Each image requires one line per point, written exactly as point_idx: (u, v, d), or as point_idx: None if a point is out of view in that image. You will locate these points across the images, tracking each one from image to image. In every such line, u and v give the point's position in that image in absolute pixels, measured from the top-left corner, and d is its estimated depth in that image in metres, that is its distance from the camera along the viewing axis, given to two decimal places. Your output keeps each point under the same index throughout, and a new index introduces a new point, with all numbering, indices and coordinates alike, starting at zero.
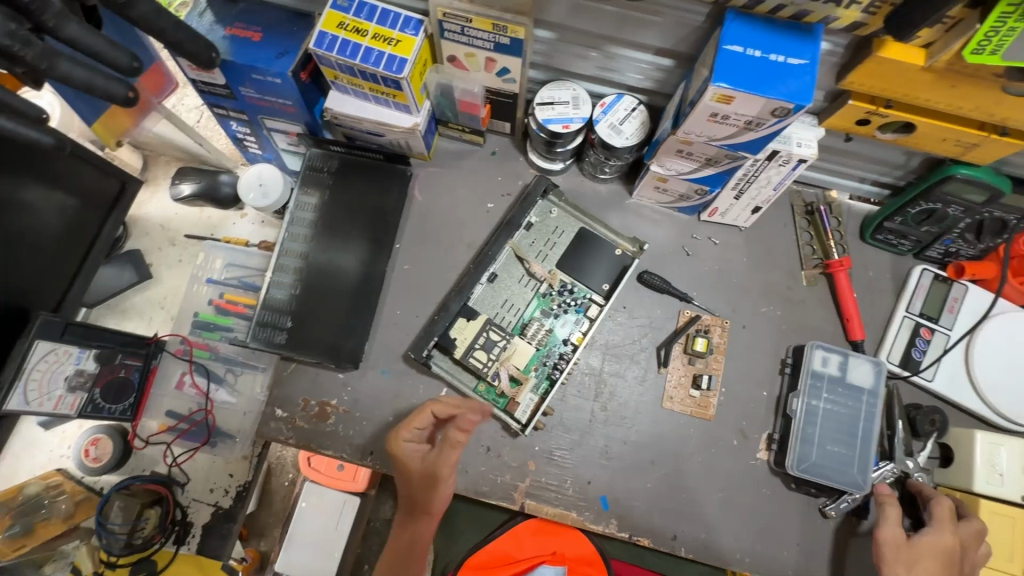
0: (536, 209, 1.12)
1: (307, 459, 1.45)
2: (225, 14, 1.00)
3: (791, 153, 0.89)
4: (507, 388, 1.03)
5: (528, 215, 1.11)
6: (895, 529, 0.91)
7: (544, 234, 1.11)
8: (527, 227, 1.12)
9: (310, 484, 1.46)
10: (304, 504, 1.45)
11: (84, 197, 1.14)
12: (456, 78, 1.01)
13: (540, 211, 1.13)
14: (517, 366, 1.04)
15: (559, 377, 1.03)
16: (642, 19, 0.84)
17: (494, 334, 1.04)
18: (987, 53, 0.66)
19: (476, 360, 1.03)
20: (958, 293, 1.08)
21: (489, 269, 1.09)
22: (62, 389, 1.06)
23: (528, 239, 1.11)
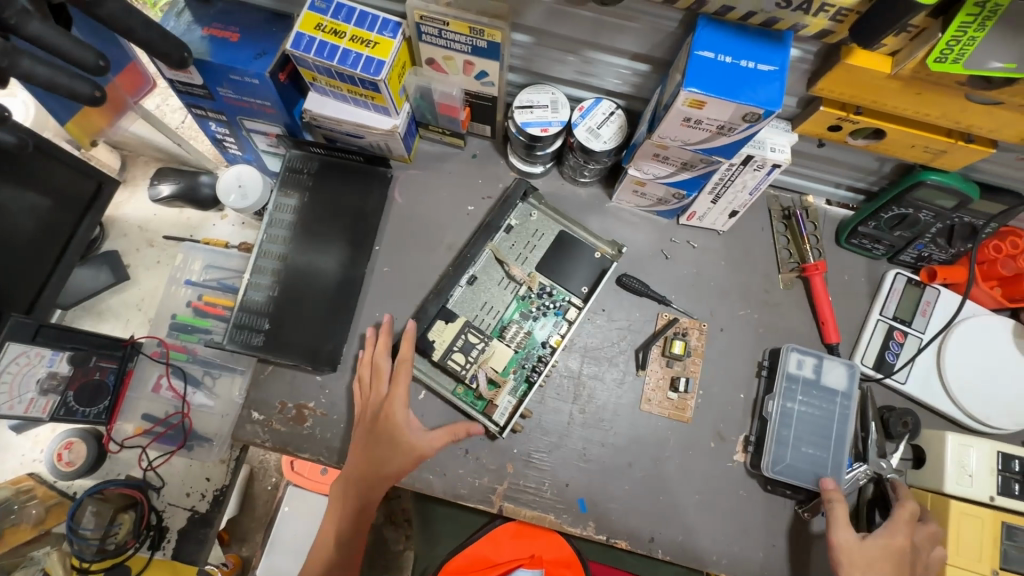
0: (516, 212, 1.13)
1: (290, 463, 1.44)
2: (203, 14, 0.99)
3: (766, 158, 0.90)
4: (485, 390, 1.02)
5: (508, 218, 1.11)
6: (847, 533, 0.93)
7: (523, 236, 1.12)
8: (507, 229, 1.12)
9: (293, 488, 1.46)
10: (287, 508, 1.44)
11: (58, 196, 1.12)
12: (435, 80, 1.01)
13: (521, 213, 1.13)
14: (496, 368, 1.04)
15: (538, 379, 1.03)
16: (617, 24, 0.85)
17: (472, 336, 1.05)
18: (950, 62, 0.67)
19: (454, 362, 1.03)
20: (930, 297, 1.10)
21: (468, 271, 1.09)
22: (34, 392, 1.06)
23: (507, 241, 1.11)
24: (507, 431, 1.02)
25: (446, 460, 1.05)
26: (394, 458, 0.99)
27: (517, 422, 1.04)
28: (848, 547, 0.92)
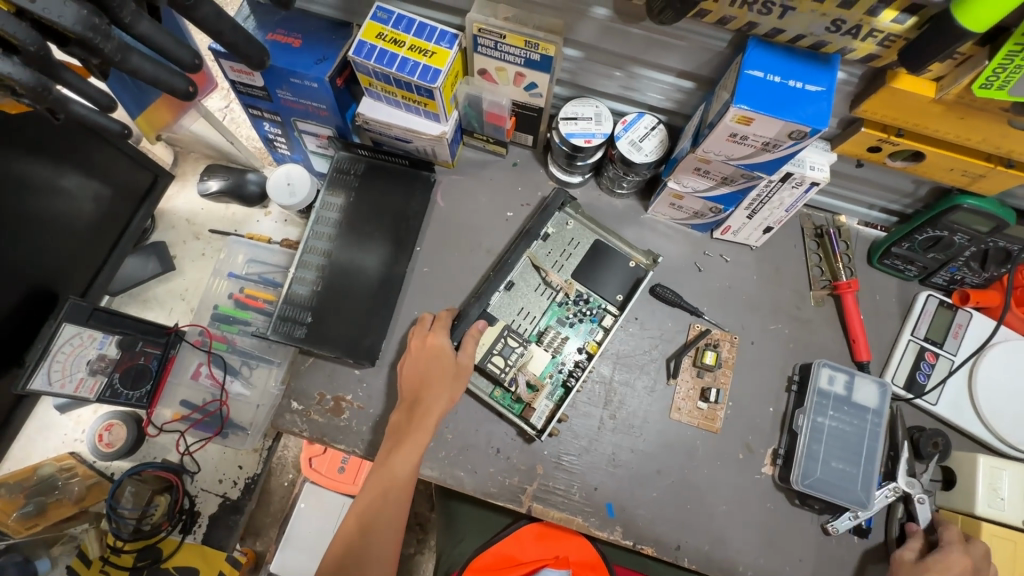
0: (553, 220, 1.16)
1: (309, 459, 1.48)
2: (269, 20, 1.05)
3: (805, 176, 0.92)
4: (525, 395, 1.05)
5: (545, 226, 1.14)
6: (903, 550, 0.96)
7: (560, 244, 1.15)
8: (544, 237, 1.14)
9: (310, 484, 1.48)
10: (303, 505, 1.46)
11: (117, 187, 1.17)
12: (485, 90, 1.06)
13: (557, 223, 1.16)
14: (533, 372, 1.06)
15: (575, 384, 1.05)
16: (667, 43, 0.89)
17: (511, 340, 1.07)
18: (995, 88, 0.70)
19: (493, 366, 1.05)
20: (962, 319, 1.11)
21: (509, 276, 1.11)
22: (83, 372, 1.09)
23: (545, 249, 1.14)
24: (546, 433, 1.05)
25: (477, 458, 1.07)
26: (442, 381, 1.01)
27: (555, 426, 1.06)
28: (906, 564, 0.94)
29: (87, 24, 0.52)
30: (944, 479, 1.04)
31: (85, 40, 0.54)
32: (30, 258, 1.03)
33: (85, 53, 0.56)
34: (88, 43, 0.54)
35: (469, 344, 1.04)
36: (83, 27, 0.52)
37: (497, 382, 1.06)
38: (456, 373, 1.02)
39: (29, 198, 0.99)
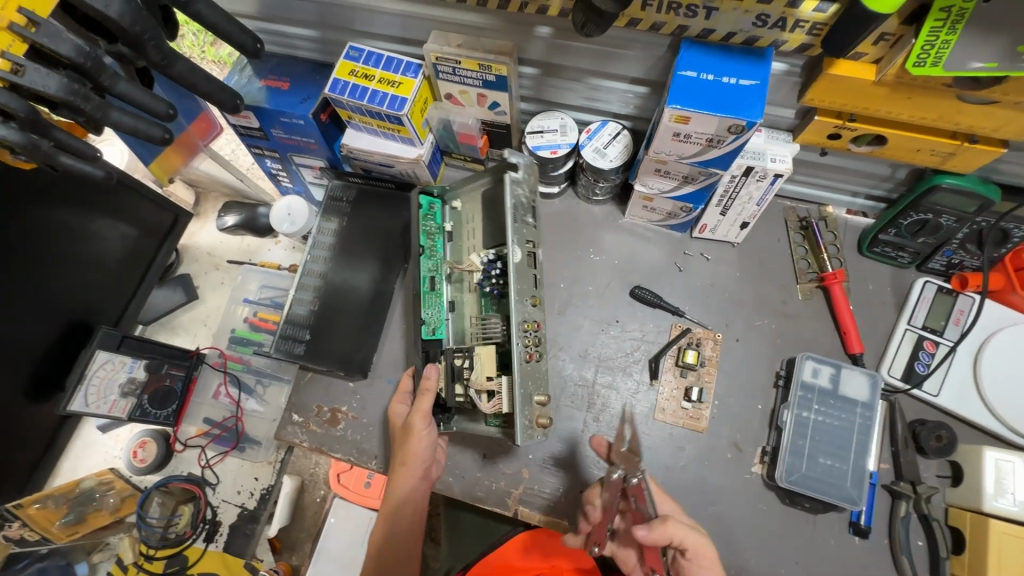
0: (452, 214, 1.14)
1: (338, 474, 1.47)
2: (261, 67, 1.16)
3: (766, 169, 0.93)
4: (492, 409, 0.93)
5: (442, 225, 1.13)
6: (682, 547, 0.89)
7: (467, 231, 1.11)
8: (451, 235, 1.13)
9: (339, 500, 1.46)
10: (332, 519, 1.44)
11: (142, 227, 1.31)
12: (453, 112, 1.13)
13: (456, 215, 1.14)
14: (488, 371, 0.96)
15: (517, 369, 0.88)
16: (613, 53, 0.92)
17: (457, 360, 1.01)
18: (928, 65, 0.69)
19: (451, 392, 1.00)
20: (964, 305, 1.05)
21: (444, 296, 1.10)
22: (116, 394, 1.21)
23: (458, 246, 1.12)
24: (541, 430, 0.89)
25: (464, 464, 1.11)
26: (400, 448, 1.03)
27: (547, 405, 0.92)
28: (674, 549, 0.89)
29: (67, 90, 0.62)
30: (952, 475, 0.99)
31: (67, 103, 0.63)
32: (65, 295, 1.17)
33: (71, 114, 0.66)
34: (71, 105, 0.64)
35: (422, 401, 1.02)
36: (64, 92, 0.62)
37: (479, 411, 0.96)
38: (405, 440, 1.03)
39: (64, 242, 1.13)
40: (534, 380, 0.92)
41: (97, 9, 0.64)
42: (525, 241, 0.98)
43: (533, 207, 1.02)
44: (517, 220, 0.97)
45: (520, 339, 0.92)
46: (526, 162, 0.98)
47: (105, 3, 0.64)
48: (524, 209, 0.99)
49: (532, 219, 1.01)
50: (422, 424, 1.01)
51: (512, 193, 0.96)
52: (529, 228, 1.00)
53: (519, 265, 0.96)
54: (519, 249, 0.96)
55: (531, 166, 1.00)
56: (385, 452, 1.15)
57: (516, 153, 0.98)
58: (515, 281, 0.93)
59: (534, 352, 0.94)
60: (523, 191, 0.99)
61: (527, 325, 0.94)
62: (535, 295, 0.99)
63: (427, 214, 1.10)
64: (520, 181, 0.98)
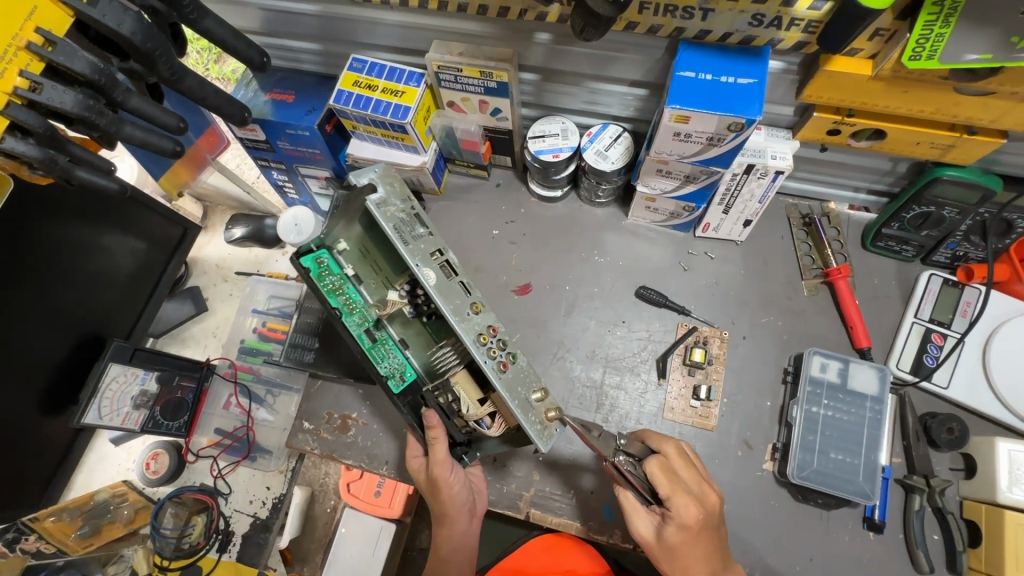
0: (345, 257, 0.97)
1: (348, 484, 1.48)
2: (266, 82, 1.19)
3: (767, 166, 0.94)
4: (501, 428, 0.94)
5: (347, 272, 0.96)
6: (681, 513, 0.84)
7: (375, 267, 0.99)
8: (357, 276, 0.97)
9: (349, 509, 1.46)
10: (343, 530, 1.43)
11: (152, 241, 1.33)
12: (456, 120, 1.15)
13: (352, 254, 0.98)
14: (474, 395, 0.93)
15: (501, 392, 0.81)
16: (613, 56, 0.93)
17: (445, 396, 0.96)
18: (924, 59, 0.69)
19: (456, 427, 0.99)
20: (970, 297, 1.05)
21: (392, 338, 0.99)
22: (129, 406, 1.23)
23: (371, 285, 0.99)
24: (555, 424, 0.84)
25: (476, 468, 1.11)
26: (436, 499, 1.03)
27: (549, 397, 0.86)
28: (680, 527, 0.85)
29: (83, 107, 0.64)
30: (966, 467, 0.99)
31: (83, 119, 0.65)
32: (77, 309, 1.19)
33: (86, 129, 0.68)
34: (86, 120, 0.66)
35: (437, 451, 0.98)
36: (81, 109, 0.64)
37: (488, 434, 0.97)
38: (437, 494, 1.02)
39: (75, 257, 1.15)
40: (522, 382, 0.84)
41: (109, 27, 0.66)
42: (430, 254, 0.86)
43: (417, 214, 0.89)
44: (408, 241, 0.85)
45: (484, 353, 0.83)
46: (379, 176, 0.88)
47: (117, 21, 0.66)
48: (408, 222, 0.87)
49: (423, 226, 0.89)
50: (445, 473, 0.99)
51: (385, 219, 0.85)
52: (427, 236, 0.88)
53: (439, 282, 0.84)
54: (429, 268, 0.84)
55: (388, 173, 0.89)
56: (396, 458, 1.16)
57: (361, 174, 0.88)
58: (445, 301, 0.83)
59: (506, 357, 0.85)
60: (396, 205, 0.88)
61: (484, 335, 0.85)
62: (473, 300, 0.87)
63: (320, 274, 0.94)
64: (389, 199, 0.88)
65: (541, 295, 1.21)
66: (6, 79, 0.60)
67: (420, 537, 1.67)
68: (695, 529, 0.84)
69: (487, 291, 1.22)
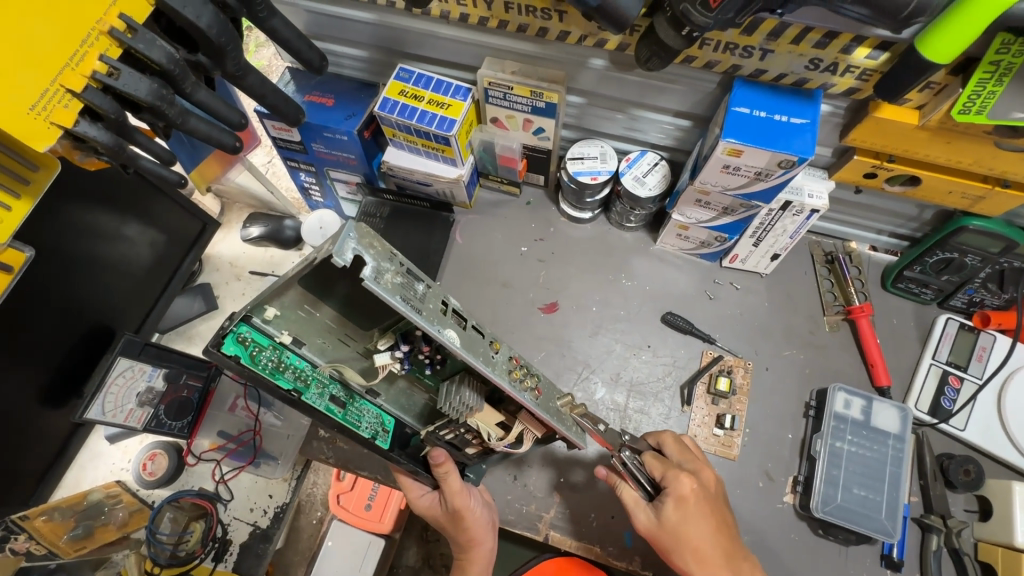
0: (274, 325, 0.79)
1: (336, 496, 1.44)
2: (306, 83, 1.17)
3: (803, 204, 0.96)
4: (531, 442, 0.89)
5: (280, 336, 0.80)
6: (682, 487, 0.85)
7: (323, 329, 0.84)
8: (298, 340, 0.83)
9: (338, 523, 1.43)
10: (329, 543, 1.40)
11: (170, 234, 1.30)
12: (497, 136, 1.15)
13: (284, 320, 0.79)
14: (494, 420, 0.84)
15: (548, 418, 0.79)
16: (662, 87, 0.96)
17: (450, 435, 0.90)
18: (973, 113, 0.73)
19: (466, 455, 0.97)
20: (986, 342, 1.09)
21: (358, 393, 0.91)
22: (133, 403, 1.20)
23: (316, 346, 0.85)
24: (586, 422, 0.86)
25: (495, 485, 1.09)
26: (459, 531, 0.99)
27: (573, 397, 0.86)
28: (687, 498, 0.84)
29: (157, 95, 0.63)
30: (980, 509, 1.01)
31: (154, 107, 0.64)
32: (90, 302, 1.15)
33: (152, 117, 0.67)
34: (156, 109, 0.65)
35: (450, 482, 0.96)
36: (154, 97, 0.63)
37: (517, 451, 0.92)
38: (458, 523, 0.99)
39: (94, 246, 1.11)
40: (552, 396, 0.84)
41: (188, 19, 0.65)
42: (441, 311, 0.71)
43: (409, 267, 0.69)
44: (421, 307, 0.67)
45: (520, 388, 0.77)
46: (361, 241, 0.62)
47: (196, 14, 0.66)
48: (408, 283, 0.68)
49: (420, 279, 0.70)
50: (466, 500, 0.97)
51: (390, 291, 0.64)
52: (428, 290, 0.71)
53: (463, 337, 0.71)
54: (449, 327, 0.70)
55: (364, 229, 0.64)
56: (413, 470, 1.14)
57: (341, 247, 0.60)
58: (476, 356, 0.71)
59: (535, 382, 0.81)
60: (390, 268, 0.66)
61: (512, 370, 0.78)
62: (488, 337, 0.77)
63: (253, 356, 0.76)
64: (380, 264, 0.64)
65: (567, 313, 1.21)
66: (86, 63, 0.59)
67: (406, 556, 1.62)
68: (692, 501, 0.85)
69: (513, 306, 1.22)
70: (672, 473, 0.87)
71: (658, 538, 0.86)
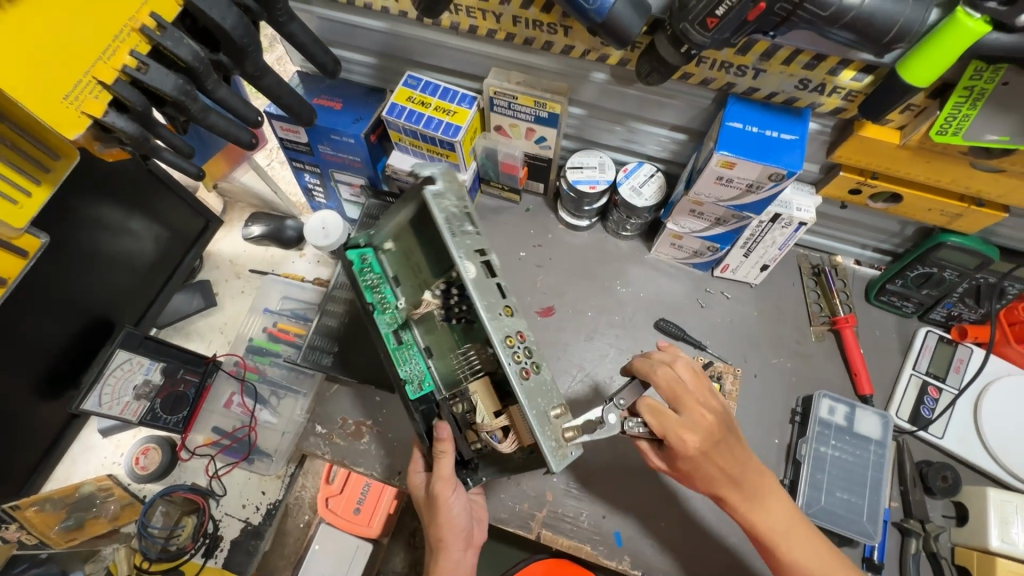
0: (388, 258, 1.04)
1: (325, 499, 1.46)
2: (315, 87, 1.21)
3: (792, 217, 1.00)
4: (513, 446, 0.87)
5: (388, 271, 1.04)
6: (687, 442, 0.85)
7: (411, 273, 1.01)
8: (396, 279, 1.03)
9: (325, 526, 1.43)
10: (316, 547, 1.39)
11: (174, 230, 1.31)
12: (500, 143, 1.19)
13: (394, 257, 1.03)
14: (489, 407, 0.91)
15: (522, 399, 0.77)
16: (660, 102, 1.01)
17: (461, 404, 0.95)
18: (950, 134, 0.78)
19: (466, 443, 0.93)
20: (963, 354, 1.14)
21: (417, 344, 1.01)
22: (130, 396, 1.21)
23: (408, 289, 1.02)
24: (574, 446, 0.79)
25: (489, 484, 1.11)
26: (434, 520, 0.97)
27: (568, 417, 0.82)
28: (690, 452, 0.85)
29: (181, 90, 0.66)
30: (957, 515, 1.05)
31: (178, 101, 0.67)
32: (91, 293, 1.16)
33: (174, 110, 0.70)
34: (179, 104, 0.68)
35: (443, 468, 0.92)
36: (178, 91, 0.66)
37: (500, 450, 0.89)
38: (435, 513, 0.97)
39: (99, 238, 1.12)
40: (542, 395, 0.80)
41: (213, 20, 0.69)
42: (474, 251, 0.83)
43: (469, 213, 0.87)
44: (455, 233, 0.82)
45: (509, 356, 0.79)
46: (442, 172, 0.85)
47: (222, 15, 0.69)
48: (458, 218, 0.84)
49: (472, 224, 0.86)
50: (447, 491, 0.93)
51: (438, 208, 0.82)
52: (473, 235, 0.85)
53: (478, 278, 0.80)
54: (471, 262, 0.81)
55: (450, 172, 0.86)
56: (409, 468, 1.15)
57: (424, 167, 0.85)
58: (479, 297, 0.79)
59: (530, 365, 0.81)
60: (450, 202, 0.84)
61: (512, 339, 0.81)
62: (506, 302, 0.83)
63: (361, 270, 1.03)
64: (443, 194, 0.84)
65: (563, 318, 1.25)
66: (116, 58, 0.62)
67: None
68: (699, 456, 0.87)
69: None
70: (671, 430, 0.85)
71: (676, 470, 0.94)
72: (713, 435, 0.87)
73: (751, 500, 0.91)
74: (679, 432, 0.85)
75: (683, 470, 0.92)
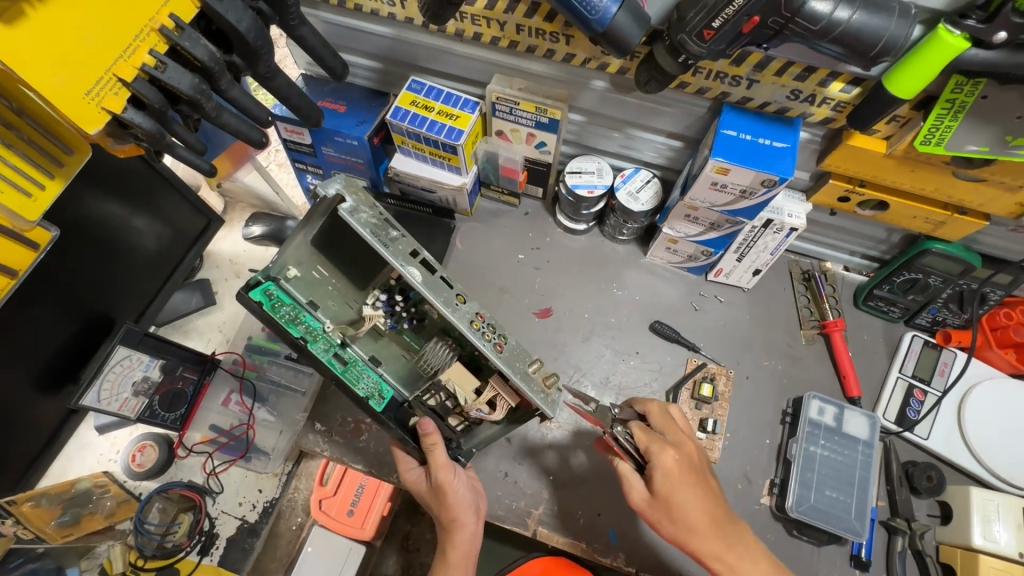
0: (297, 284, 0.88)
1: (318, 501, 1.44)
2: (320, 89, 1.23)
3: (784, 222, 1.04)
4: (504, 410, 0.89)
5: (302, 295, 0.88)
6: (666, 459, 0.89)
7: (330, 291, 0.94)
8: (313, 303, 0.90)
9: (318, 527, 1.43)
10: (309, 549, 1.40)
11: (175, 228, 1.32)
12: (501, 147, 1.22)
13: (304, 281, 0.89)
14: (470, 385, 0.89)
15: (506, 371, 0.81)
16: (657, 109, 1.04)
17: (432, 398, 0.93)
18: (933, 144, 0.82)
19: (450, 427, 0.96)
20: (947, 358, 1.18)
21: (361, 359, 0.95)
22: (128, 392, 1.20)
23: (329, 310, 0.93)
24: (558, 390, 0.85)
25: (486, 482, 1.13)
26: (443, 505, 1.00)
27: (546, 366, 0.87)
28: (671, 470, 0.89)
29: (196, 88, 0.68)
30: (941, 514, 1.08)
31: (193, 100, 0.69)
32: (92, 289, 1.17)
33: (188, 108, 0.72)
34: (195, 102, 0.70)
35: (437, 456, 0.95)
36: (194, 90, 0.68)
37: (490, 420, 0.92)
38: (442, 498, 1.00)
39: (102, 234, 1.13)
40: (520, 358, 0.85)
41: (229, 22, 0.71)
42: (410, 255, 0.82)
43: (389, 219, 0.85)
44: (387, 244, 0.81)
45: (481, 338, 0.82)
46: (345, 185, 0.82)
47: (237, 18, 0.71)
48: (382, 226, 0.82)
49: (397, 229, 0.84)
50: (449, 474, 0.96)
51: (362, 225, 0.80)
52: (402, 238, 0.84)
53: (426, 278, 0.82)
54: (414, 266, 0.81)
55: (353, 182, 0.83)
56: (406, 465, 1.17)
57: (328, 184, 0.81)
58: (435, 295, 0.81)
59: (500, 339, 0.85)
60: (367, 212, 0.82)
61: (476, 322, 0.83)
62: (457, 291, 0.85)
63: (274, 307, 0.86)
64: (359, 207, 0.82)
65: (561, 319, 1.27)
66: (136, 57, 0.64)
67: (385, 564, 1.62)
68: (676, 471, 0.89)
69: (508, 311, 1.27)
70: (655, 445, 0.90)
71: (652, 507, 0.92)
72: (697, 473, 0.91)
73: (739, 546, 0.90)
74: (659, 448, 0.90)
75: (661, 501, 0.90)
